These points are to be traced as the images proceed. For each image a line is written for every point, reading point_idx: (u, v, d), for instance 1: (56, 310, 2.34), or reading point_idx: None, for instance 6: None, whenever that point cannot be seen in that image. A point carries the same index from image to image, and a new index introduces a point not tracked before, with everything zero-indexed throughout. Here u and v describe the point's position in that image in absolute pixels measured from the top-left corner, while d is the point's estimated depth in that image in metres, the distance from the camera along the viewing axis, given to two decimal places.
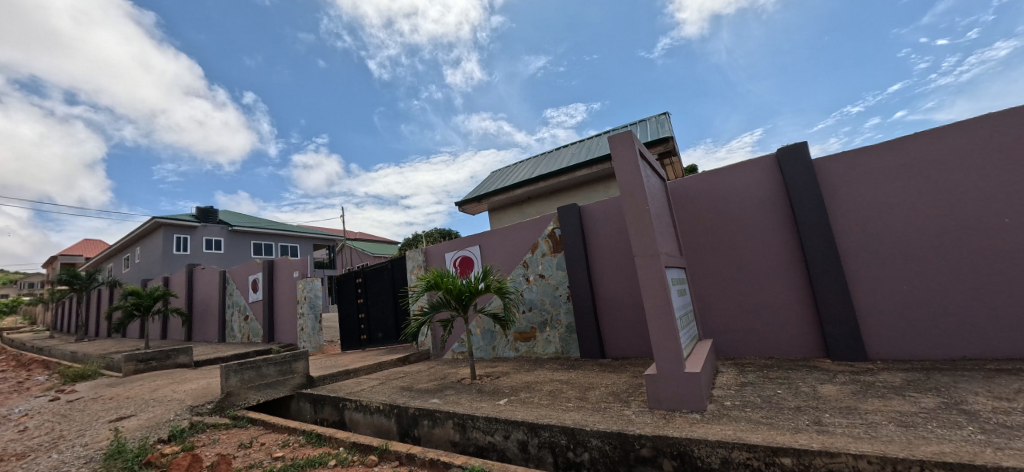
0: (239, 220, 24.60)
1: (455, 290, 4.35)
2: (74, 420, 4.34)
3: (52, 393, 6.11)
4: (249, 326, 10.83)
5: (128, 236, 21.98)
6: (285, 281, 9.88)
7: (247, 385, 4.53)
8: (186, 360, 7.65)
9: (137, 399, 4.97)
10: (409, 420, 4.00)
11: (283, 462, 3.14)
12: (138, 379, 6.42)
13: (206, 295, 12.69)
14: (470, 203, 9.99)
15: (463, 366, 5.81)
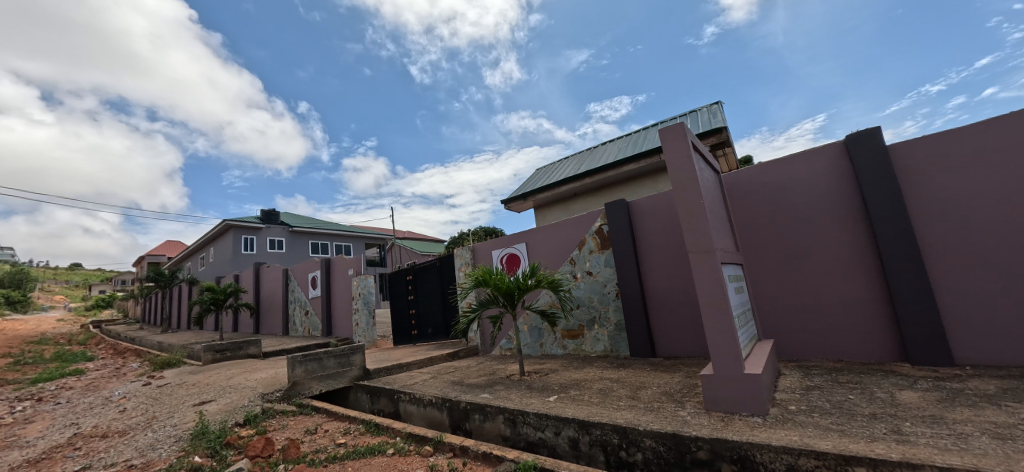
0: (298, 221, 26.20)
1: (504, 287, 4.36)
2: (166, 402, 4.80)
3: (145, 378, 6.80)
4: (309, 320, 11.49)
5: (202, 238, 24.04)
6: (341, 279, 10.40)
7: (311, 376, 4.79)
8: (255, 352, 8.21)
9: (217, 385, 5.42)
10: (461, 414, 4.06)
11: (345, 449, 3.29)
12: (214, 368, 6.99)
13: (271, 291, 13.60)
14: (515, 200, 10.05)
15: (512, 362, 5.84)
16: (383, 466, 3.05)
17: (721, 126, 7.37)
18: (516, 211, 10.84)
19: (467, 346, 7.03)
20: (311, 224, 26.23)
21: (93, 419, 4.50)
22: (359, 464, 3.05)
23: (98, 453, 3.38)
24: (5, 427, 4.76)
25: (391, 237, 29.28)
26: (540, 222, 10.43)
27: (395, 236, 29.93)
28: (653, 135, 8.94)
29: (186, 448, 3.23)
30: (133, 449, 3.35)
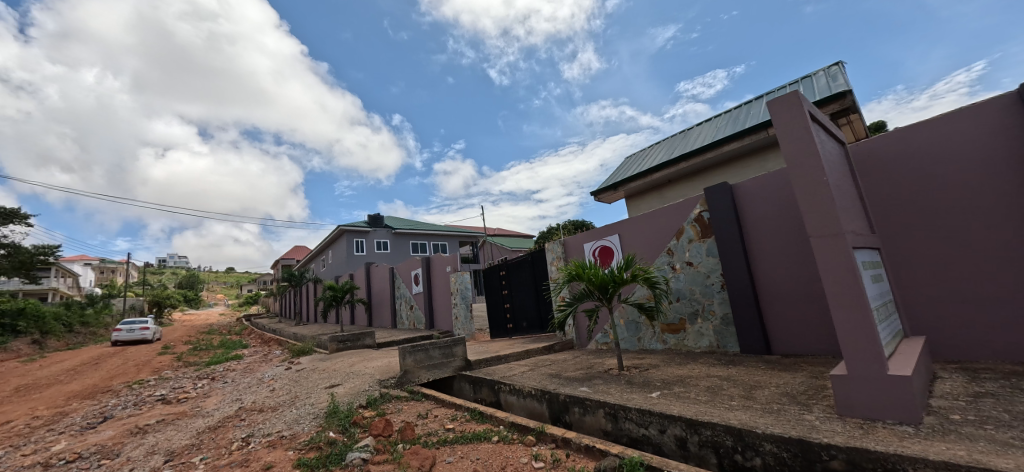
0: (399, 224, 28.67)
1: (598, 280, 4.28)
2: (304, 384, 5.55)
3: (285, 364, 7.95)
4: (413, 314, 12.46)
5: (324, 242, 27.48)
6: (440, 275, 11.07)
7: (420, 365, 5.16)
8: (371, 342, 9.05)
9: (343, 370, 6.13)
10: (560, 406, 4.07)
11: (454, 433, 3.52)
12: (338, 356, 7.92)
13: (380, 288, 15.00)
14: (605, 191, 9.90)
15: (610, 356, 5.71)
16: (490, 452, 3.21)
17: (844, 91, 6.47)
18: (605, 202, 10.67)
19: (562, 339, 7.04)
20: (410, 226, 28.45)
21: (252, 395, 5.38)
22: (467, 449, 3.24)
23: (258, 423, 4.03)
24: (194, 398, 5.91)
25: (482, 234, 30.48)
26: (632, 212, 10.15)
27: (485, 232, 31.01)
28: (758, 108, 8.10)
29: (323, 424, 3.70)
30: (283, 422, 3.93)
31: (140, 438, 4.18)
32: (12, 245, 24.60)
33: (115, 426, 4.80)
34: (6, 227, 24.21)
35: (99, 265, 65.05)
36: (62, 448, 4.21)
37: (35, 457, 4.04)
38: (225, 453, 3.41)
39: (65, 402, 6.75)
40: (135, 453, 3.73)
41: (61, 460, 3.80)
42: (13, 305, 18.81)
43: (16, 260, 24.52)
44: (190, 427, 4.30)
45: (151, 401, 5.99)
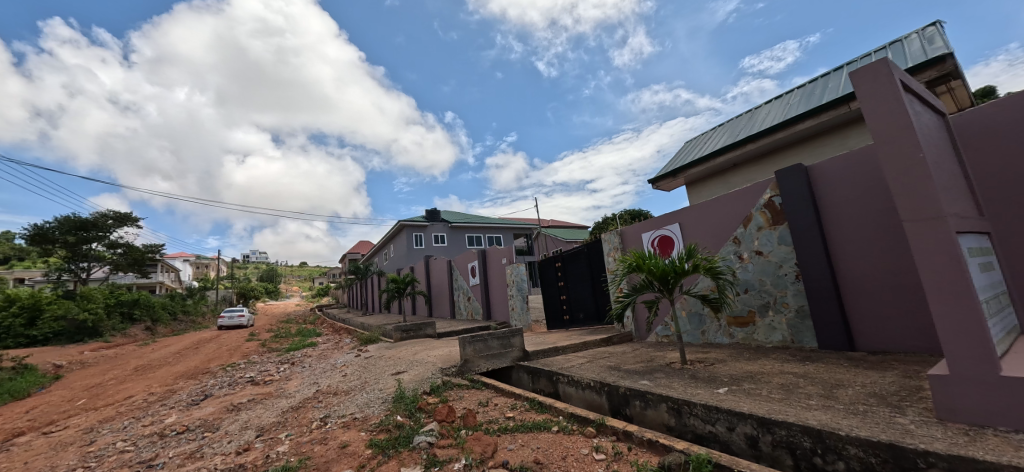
0: (455, 217, 29.54)
1: (659, 271, 4.15)
2: (373, 370, 5.89)
3: (354, 351, 8.50)
4: (471, 305, 12.79)
5: (386, 236, 28.99)
6: (496, 267, 11.24)
7: (480, 355, 5.30)
8: (432, 332, 9.41)
9: (408, 358, 6.44)
10: (620, 399, 4.00)
11: (514, 421, 3.60)
12: (402, 345, 8.32)
13: (438, 280, 15.54)
14: (664, 179, 9.56)
15: (672, 349, 5.52)
16: (550, 442, 3.25)
17: (943, 55, 5.74)
18: (664, 190, 10.34)
19: (620, 331, 6.91)
20: (465, 219, 29.20)
21: (327, 379, 5.80)
22: (528, 438, 3.31)
23: (333, 405, 4.36)
24: (278, 380, 6.49)
25: (536, 226, 30.50)
26: (696, 198, 9.74)
27: (539, 224, 31.02)
28: (836, 80, 7.38)
29: (391, 408, 3.94)
30: (355, 405, 4.22)
31: (235, 414, 4.66)
32: (127, 244, 28.22)
33: (215, 403, 5.39)
34: (122, 228, 27.85)
35: (196, 259, 73.25)
36: (173, 420, 4.80)
37: (153, 427, 4.65)
38: (306, 431, 3.72)
39: (174, 381, 7.68)
40: (232, 428, 4.18)
41: (173, 431, 4.35)
42: (130, 296, 21.68)
43: (130, 257, 28.20)
44: (276, 406, 4.73)
45: (243, 382, 6.66)
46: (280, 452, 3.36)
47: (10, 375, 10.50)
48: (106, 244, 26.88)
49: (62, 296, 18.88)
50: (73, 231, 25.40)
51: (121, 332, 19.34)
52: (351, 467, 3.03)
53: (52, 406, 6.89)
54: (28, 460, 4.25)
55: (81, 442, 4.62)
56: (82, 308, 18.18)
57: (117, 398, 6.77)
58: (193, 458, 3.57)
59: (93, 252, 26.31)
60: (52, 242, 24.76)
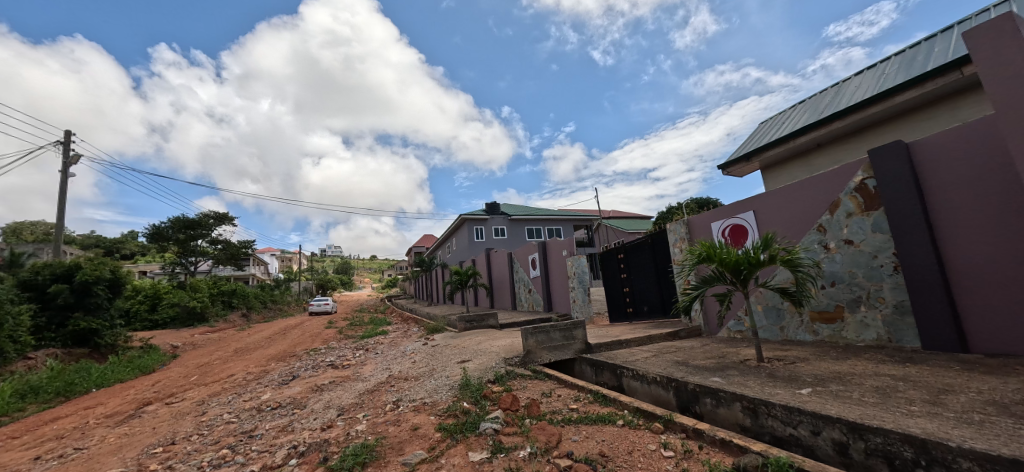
0: (514, 210, 29.91)
1: (732, 262, 3.93)
2: (440, 358, 6.15)
3: (421, 340, 8.94)
4: (532, 297, 12.91)
5: (448, 230, 30.07)
6: (557, 259, 11.23)
7: (542, 346, 5.34)
8: (494, 322, 9.62)
9: (472, 348, 6.65)
10: (689, 395, 3.85)
11: (578, 413, 3.61)
12: (466, 335, 8.62)
13: (500, 272, 15.84)
14: (736, 163, 8.99)
15: (746, 346, 5.19)
16: (615, 435, 3.21)
17: None
18: (736, 176, 9.75)
19: (688, 325, 6.62)
20: (525, 212, 29.46)
21: (398, 365, 6.16)
22: (592, 430, 3.29)
23: (404, 389, 4.62)
24: (355, 365, 6.99)
25: (597, 217, 30.02)
26: (773, 183, 9.09)
27: (600, 215, 30.42)
28: (945, 43, 6.45)
29: (457, 394, 4.11)
30: (425, 390, 4.44)
31: (318, 394, 5.10)
32: (226, 240, 31.74)
33: (302, 383, 5.94)
34: (221, 227, 31.37)
35: (281, 253, 80.68)
36: (268, 397, 5.37)
37: (252, 402, 5.23)
38: (380, 413, 3.98)
39: (268, 362, 8.57)
40: (317, 406, 4.58)
41: (268, 407, 4.86)
42: (230, 286, 24.45)
43: (228, 252, 31.68)
44: (353, 388, 5.10)
45: (325, 365, 7.26)
46: (358, 430, 3.62)
47: (140, 352, 12.34)
48: (208, 240, 30.48)
49: (177, 286, 21.80)
50: (183, 230, 29.09)
51: (223, 318, 21.95)
52: (423, 448, 3.21)
53: (173, 380, 8.01)
54: (157, 425, 4.97)
55: (197, 411, 5.33)
56: (193, 296, 20.77)
57: (222, 375, 7.70)
58: (286, 431, 3.97)
59: (199, 247, 29.99)
60: (167, 240, 28.58)
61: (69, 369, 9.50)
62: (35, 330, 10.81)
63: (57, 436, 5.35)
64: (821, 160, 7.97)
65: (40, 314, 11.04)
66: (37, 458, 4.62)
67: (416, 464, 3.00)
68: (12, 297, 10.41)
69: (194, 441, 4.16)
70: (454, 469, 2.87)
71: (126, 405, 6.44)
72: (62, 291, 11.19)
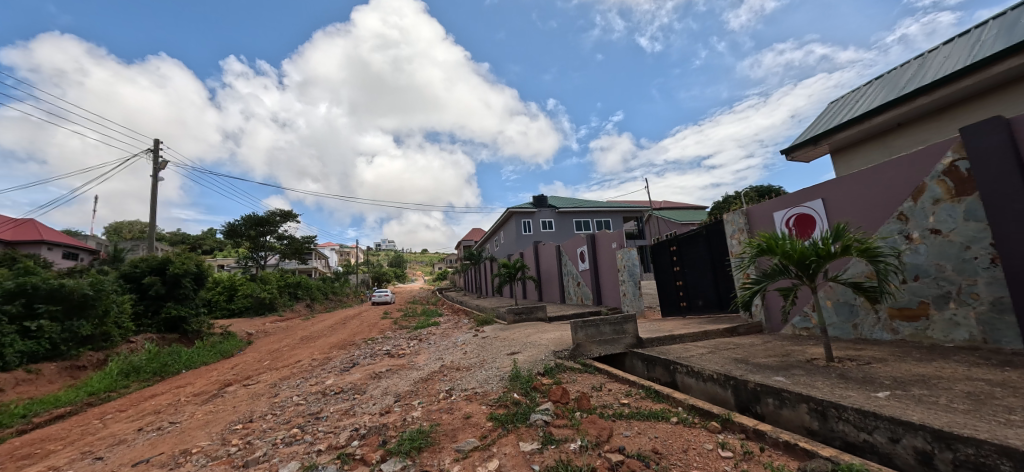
0: (562, 203, 29.77)
1: (796, 254, 3.71)
2: (490, 349, 6.28)
3: (471, 331, 9.15)
4: (580, 290, 12.80)
5: (496, 224, 30.53)
6: (606, 252, 11.05)
7: (592, 340, 5.29)
8: (543, 315, 9.65)
9: (521, 340, 6.73)
10: (749, 395, 3.67)
11: (629, 409, 3.57)
12: (515, 328, 8.72)
13: (548, 265, 15.83)
14: (801, 148, 8.38)
15: (813, 344, 4.85)
16: (669, 433, 3.13)
17: None
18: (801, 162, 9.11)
19: (748, 321, 6.30)
20: (573, 205, 29.22)
21: (450, 355, 6.35)
22: (645, 426, 3.24)
23: (456, 379, 4.77)
24: (410, 354, 7.28)
25: (648, 209, 29.16)
26: (845, 168, 8.40)
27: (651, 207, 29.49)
28: None
29: (508, 386, 4.20)
30: (476, 380, 4.56)
31: (377, 381, 5.39)
32: (291, 236, 34.08)
33: (362, 370, 6.30)
34: (287, 223, 33.80)
35: (339, 247, 85.34)
36: (332, 382, 5.75)
37: (318, 387, 5.63)
38: (434, 401, 4.14)
39: (331, 350, 9.16)
40: (376, 392, 4.85)
41: (332, 391, 5.20)
42: (295, 279, 26.34)
43: (293, 247, 34.02)
44: (408, 377, 5.33)
45: (382, 354, 7.62)
46: (414, 416, 3.79)
47: (220, 338, 13.62)
48: (276, 236, 32.96)
49: (250, 278, 23.82)
50: (254, 226, 31.68)
51: (290, 308, 23.72)
52: (475, 436, 3.30)
53: (249, 364, 8.78)
54: (237, 404, 5.48)
55: (271, 393, 5.81)
56: (264, 288, 22.60)
57: (292, 361, 8.35)
58: (348, 415, 4.23)
59: (268, 243, 32.56)
60: (241, 236, 31.29)
61: (163, 352, 10.68)
62: (136, 316, 12.26)
63: (156, 410, 6.05)
64: (903, 140, 7.25)
65: (139, 303, 12.49)
66: (141, 429, 5.26)
67: (469, 451, 3.10)
68: (117, 288, 11.86)
69: (269, 420, 4.55)
70: (505, 458, 2.94)
71: (210, 385, 7.16)
72: (155, 282, 12.57)
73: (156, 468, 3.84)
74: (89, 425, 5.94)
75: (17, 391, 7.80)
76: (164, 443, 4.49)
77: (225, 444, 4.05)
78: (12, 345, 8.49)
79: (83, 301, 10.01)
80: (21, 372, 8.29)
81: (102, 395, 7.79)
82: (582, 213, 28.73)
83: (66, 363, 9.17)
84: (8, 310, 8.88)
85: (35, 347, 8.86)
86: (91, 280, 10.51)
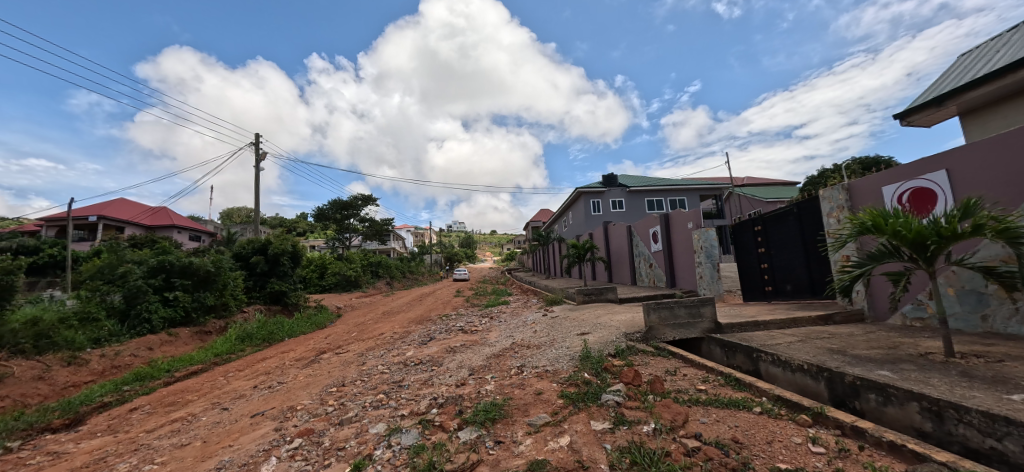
0: (632, 181, 28.71)
1: (911, 234, 3.28)
2: (560, 329, 6.35)
3: (540, 311, 9.32)
4: (653, 272, 12.38)
5: (563, 205, 30.36)
6: (681, 232, 10.55)
7: (665, 323, 5.13)
8: (613, 297, 9.50)
9: (592, 321, 6.72)
10: (847, 389, 3.36)
11: (707, 395, 3.45)
12: (583, 309, 8.70)
13: (618, 246, 15.46)
14: (919, 111, 7.25)
15: (927, 336, 4.28)
16: (751, 423, 2.98)
17: None
18: (919, 126, 7.90)
19: (846, 308, 5.71)
20: (644, 184, 28.08)
21: (520, 333, 6.53)
22: (724, 414, 3.11)
23: (527, 356, 4.91)
24: (482, 331, 7.59)
25: (728, 187, 27.10)
26: (977, 131, 7.17)
27: (732, 185, 27.37)
28: None
29: (578, 366, 4.26)
30: (546, 358, 4.67)
31: (452, 355, 5.71)
32: (371, 219, 36.62)
33: (438, 344, 6.72)
34: (367, 207, 36.41)
35: (412, 229, 90.28)
36: (412, 354, 6.21)
37: (400, 358, 6.11)
38: (506, 376, 4.32)
39: (410, 324, 9.85)
40: (451, 365, 5.16)
41: (412, 362, 5.62)
42: (376, 258, 28.47)
43: (374, 229, 36.49)
44: (482, 352, 5.58)
45: (456, 330, 8.04)
46: (487, 390, 3.99)
47: (314, 310, 15.23)
48: (359, 219, 35.70)
49: (338, 257, 26.19)
50: (340, 210, 34.59)
51: (372, 285, 25.75)
52: (546, 412, 3.40)
53: (340, 335, 9.73)
54: (331, 370, 6.14)
55: (359, 362, 6.42)
56: (350, 266, 24.71)
57: (376, 333, 9.13)
58: (427, 384, 4.56)
59: (352, 225, 35.41)
60: (329, 219, 34.37)
61: (270, 321, 12.21)
62: (247, 290, 14.10)
63: (267, 371, 6.99)
64: None
65: (249, 278, 14.30)
66: (256, 386, 6.10)
67: (541, 425, 3.21)
68: (231, 265, 13.70)
69: (359, 385, 5.04)
70: (577, 435, 2.99)
71: (309, 352, 8.09)
72: (260, 261, 14.30)
73: (269, 420, 4.47)
74: (217, 381, 7.02)
75: (162, 350, 9.45)
76: (275, 399, 5.18)
77: (323, 404, 4.58)
78: (157, 312, 10.29)
79: (207, 276, 11.67)
80: (164, 334, 10.02)
81: (225, 356, 9.14)
82: (654, 192, 27.51)
83: (196, 328, 10.88)
84: (154, 283, 10.67)
85: (173, 314, 10.59)
86: (213, 259, 12.24)
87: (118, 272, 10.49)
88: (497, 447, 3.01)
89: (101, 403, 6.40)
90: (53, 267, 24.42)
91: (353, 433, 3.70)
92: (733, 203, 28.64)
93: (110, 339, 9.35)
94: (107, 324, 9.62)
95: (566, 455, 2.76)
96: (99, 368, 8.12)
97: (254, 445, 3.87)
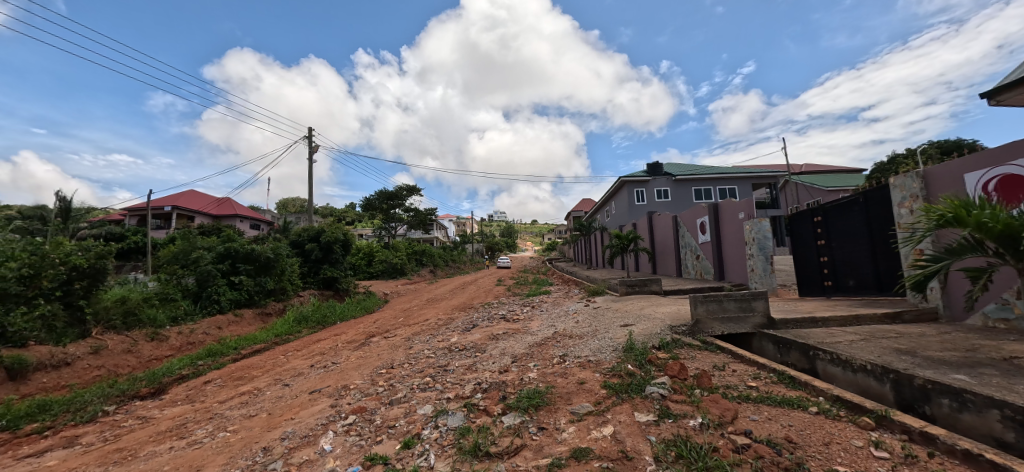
0: (678, 169, 27.62)
1: (999, 227, 2.98)
2: (603, 320, 6.33)
3: (581, 301, 9.30)
4: (700, 264, 11.97)
5: (606, 194, 29.77)
6: (731, 223, 10.11)
7: (713, 316, 4.99)
8: (657, 288, 9.31)
9: (636, 312, 6.63)
10: (916, 392, 3.14)
11: (758, 393, 3.35)
12: (625, 300, 8.59)
13: (664, 237, 15.01)
14: (1013, 90, 6.47)
15: (1014, 340, 3.89)
16: (806, 423, 2.87)
17: None
18: (1013, 105, 7.04)
19: (917, 306, 5.31)
20: (690, 172, 26.95)
21: (562, 323, 6.57)
22: (776, 413, 3.01)
23: (569, 346, 4.94)
24: (524, 319, 7.70)
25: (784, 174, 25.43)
26: None
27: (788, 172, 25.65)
28: None
29: (621, 357, 4.24)
30: (589, 348, 4.69)
31: (495, 342, 5.86)
32: (415, 209, 37.66)
33: (481, 331, 6.90)
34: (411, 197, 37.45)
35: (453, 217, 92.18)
36: (457, 340, 6.43)
37: (445, 343, 6.33)
38: (549, 364, 4.38)
39: (454, 311, 10.16)
40: (495, 352, 5.30)
41: (457, 348, 5.81)
42: (420, 247, 29.38)
43: (417, 218, 37.49)
44: (524, 340, 5.68)
45: (499, 318, 8.19)
46: (531, 377, 4.08)
47: (363, 296, 16.01)
48: (403, 209, 36.85)
49: (385, 246, 27.25)
50: (386, 200, 35.80)
51: (416, 272, 26.65)
52: (589, 401, 3.43)
53: (388, 319, 10.20)
54: (381, 352, 6.48)
55: (406, 345, 6.72)
56: (395, 254, 25.65)
57: (421, 319, 9.50)
58: (471, 369, 4.72)
59: (396, 214, 36.64)
60: (375, 208, 35.74)
61: (323, 305, 13.01)
62: (302, 275, 15.04)
63: (322, 352, 7.48)
64: None
65: (303, 264, 15.22)
66: (313, 365, 6.56)
67: (584, 414, 3.25)
68: (288, 252, 14.66)
69: (407, 367, 5.29)
70: (620, 425, 3.01)
71: (359, 335, 8.56)
72: (314, 249, 15.21)
73: (326, 396, 4.80)
74: (278, 359, 7.61)
75: (229, 329, 10.33)
76: (330, 377, 5.56)
77: (374, 384, 4.87)
78: (224, 294, 11.21)
79: (267, 262, 12.48)
80: (231, 314, 10.94)
81: (284, 336, 9.84)
82: (702, 181, 26.34)
83: (258, 310, 11.77)
84: (221, 268, 11.63)
85: (238, 296, 11.50)
86: (273, 246, 13.05)
87: (191, 257, 11.52)
88: (540, 433, 3.09)
89: (180, 375, 7.11)
90: (136, 252, 27.10)
91: (403, 412, 3.92)
92: (788, 191, 26.88)
93: (185, 317, 10.31)
94: (182, 303, 10.62)
95: (609, 445, 2.79)
96: (177, 343, 8.98)
97: (313, 418, 4.19)
